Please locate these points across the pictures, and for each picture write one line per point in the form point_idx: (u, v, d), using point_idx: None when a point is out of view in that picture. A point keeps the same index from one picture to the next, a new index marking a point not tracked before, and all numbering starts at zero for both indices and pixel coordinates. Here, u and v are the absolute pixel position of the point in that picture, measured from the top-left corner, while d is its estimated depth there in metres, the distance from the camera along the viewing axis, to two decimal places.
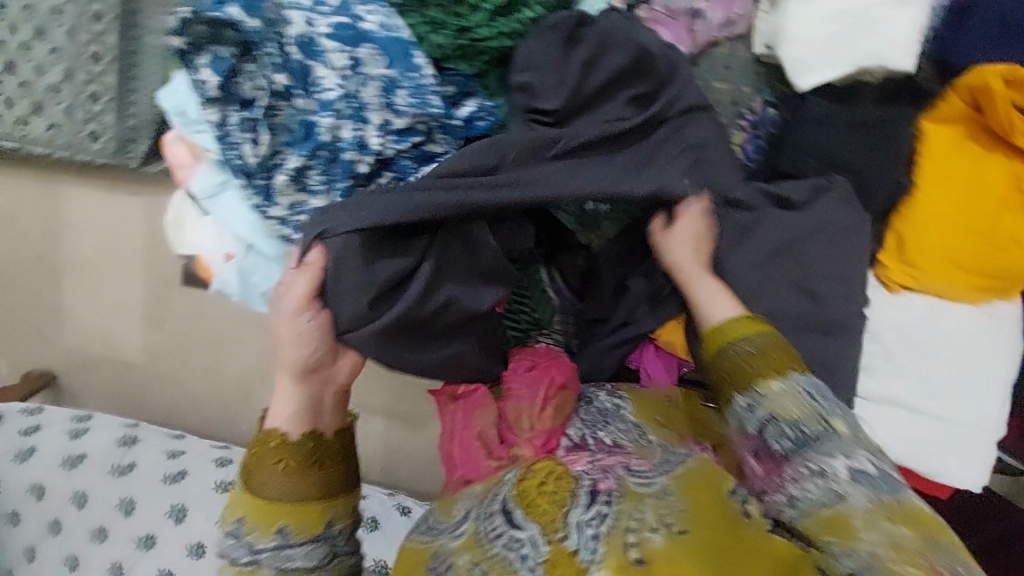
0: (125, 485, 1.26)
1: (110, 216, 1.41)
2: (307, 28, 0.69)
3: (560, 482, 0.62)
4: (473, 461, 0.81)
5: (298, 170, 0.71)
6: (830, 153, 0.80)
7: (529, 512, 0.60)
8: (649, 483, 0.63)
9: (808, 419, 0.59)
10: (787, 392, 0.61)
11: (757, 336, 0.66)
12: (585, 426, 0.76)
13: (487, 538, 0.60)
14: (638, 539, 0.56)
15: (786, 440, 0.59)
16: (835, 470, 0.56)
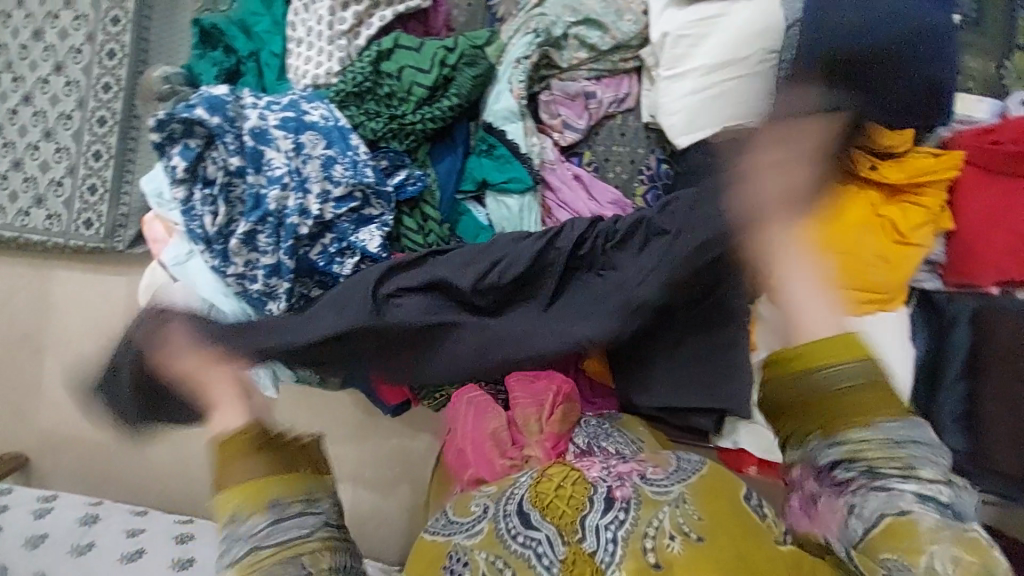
0: (83, 566, 1.34)
1: (95, 293, 1.63)
2: (260, 121, 0.84)
3: (577, 487, 0.71)
4: (486, 461, 0.88)
5: (248, 234, 0.84)
6: (710, 197, 0.97)
7: (545, 513, 0.69)
8: (666, 491, 0.70)
9: (886, 463, 0.51)
10: (875, 441, 0.51)
11: (851, 363, 0.52)
12: (589, 436, 0.89)
13: (506, 535, 0.69)
14: (656, 544, 0.64)
15: (855, 469, 0.52)
16: (909, 497, 0.50)
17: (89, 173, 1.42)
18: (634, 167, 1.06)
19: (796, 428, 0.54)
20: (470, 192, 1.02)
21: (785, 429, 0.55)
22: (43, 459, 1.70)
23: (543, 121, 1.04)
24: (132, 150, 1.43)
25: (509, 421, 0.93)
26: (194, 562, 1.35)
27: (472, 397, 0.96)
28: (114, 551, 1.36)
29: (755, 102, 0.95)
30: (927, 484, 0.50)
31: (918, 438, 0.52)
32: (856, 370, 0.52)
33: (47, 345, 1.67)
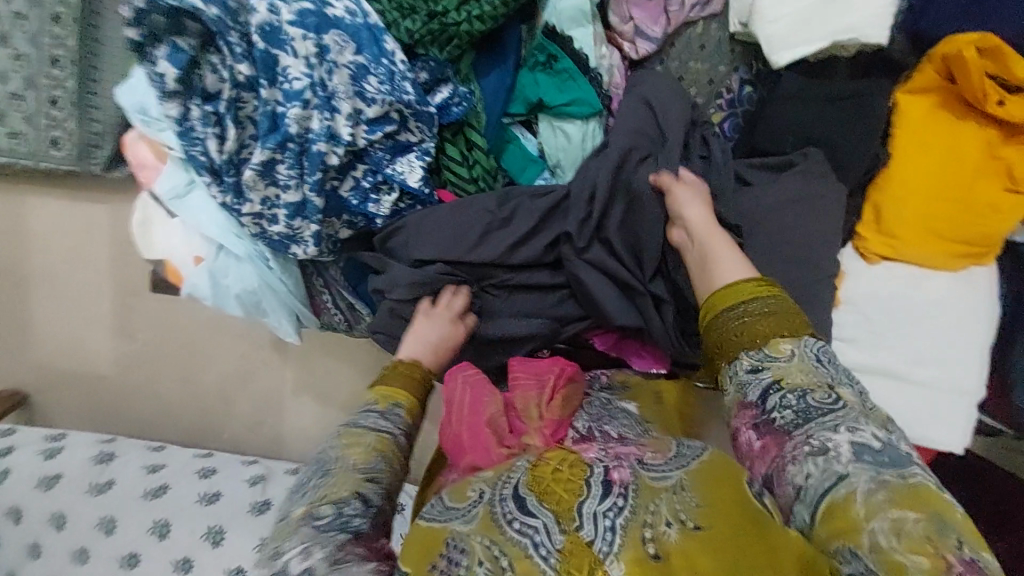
0: (105, 504, 1.32)
1: (77, 225, 1.47)
2: (270, 14, 0.66)
3: (574, 470, 0.61)
4: (483, 449, 0.71)
5: (266, 163, 0.69)
6: (805, 128, 0.83)
7: (542, 497, 0.60)
8: (664, 477, 0.60)
9: (813, 388, 0.60)
10: (795, 358, 0.63)
11: (763, 299, 0.67)
12: (591, 420, 0.78)
13: (504, 520, 0.60)
14: (655, 534, 0.56)
15: (790, 403, 0.60)
16: (835, 446, 0.56)
17: (48, 83, 1.18)
18: (712, 89, 0.90)
19: (738, 351, 0.65)
20: (520, 116, 0.85)
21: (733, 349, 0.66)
22: (45, 398, 1.63)
23: (611, 26, 0.86)
24: (95, 56, 1.18)
25: (506, 405, 0.77)
26: (221, 496, 1.34)
27: (465, 374, 0.79)
28: (137, 487, 1.34)
29: (877, 9, 0.78)
30: (844, 405, 0.59)
31: (822, 354, 0.63)
32: (774, 305, 0.66)
33: (32, 281, 1.54)
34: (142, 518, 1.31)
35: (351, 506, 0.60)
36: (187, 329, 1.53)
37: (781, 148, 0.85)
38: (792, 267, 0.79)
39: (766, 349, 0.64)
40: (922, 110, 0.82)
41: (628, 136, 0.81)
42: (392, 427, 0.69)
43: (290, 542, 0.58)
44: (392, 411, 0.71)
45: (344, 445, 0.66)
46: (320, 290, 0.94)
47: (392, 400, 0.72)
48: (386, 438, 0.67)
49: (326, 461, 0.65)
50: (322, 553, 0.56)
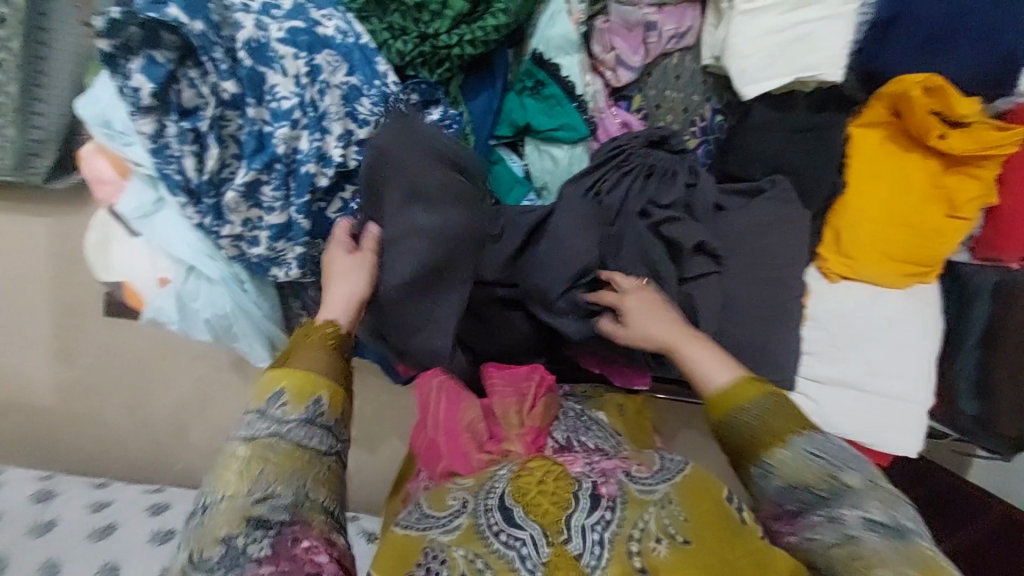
0: (42, 549, 1.19)
1: (11, 239, 1.34)
2: (257, 31, 0.63)
3: (560, 484, 0.61)
4: (461, 454, 0.72)
5: (251, 184, 0.66)
6: (773, 156, 0.89)
7: (529, 510, 0.60)
8: (651, 491, 0.63)
9: (819, 482, 0.59)
10: (798, 460, 0.60)
11: (760, 401, 0.63)
12: (569, 430, 0.77)
13: (488, 532, 0.60)
14: (642, 547, 0.59)
15: (802, 498, 0.60)
16: (842, 515, 0.58)
17: None
18: (687, 116, 0.94)
19: (748, 462, 0.62)
20: (506, 137, 0.87)
21: (740, 466, 0.64)
22: None
23: (593, 54, 0.89)
24: (37, 57, 1.08)
25: (484, 410, 0.77)
26: (176, 533, 1.24)
27: (437, 378, 0.78)
28: (81, 527, 1.23)
29: (835, 50, 0.84)
30: (853, 491, 0.58)
31: (828, 445, 0.61)
32: (773, 404, 0.62)
33: None
34: (86, 561, 1.18)
35: (243, 536, 0.54)
36: (137, 351, 1.41)
37: (751, 175, 0.91)
38: (764, 287, 0.85)
39: (770, 461, 0.61)
40: (874, 142, 0.91)
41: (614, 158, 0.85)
42: (278, 427, 0.58)
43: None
44: (279, 403, 0.58)
45: (223, 470, 0.57)
46: (298, 313, 0.91)
47: (274, 393, 0.59)
48: (262, 443, 0.57)
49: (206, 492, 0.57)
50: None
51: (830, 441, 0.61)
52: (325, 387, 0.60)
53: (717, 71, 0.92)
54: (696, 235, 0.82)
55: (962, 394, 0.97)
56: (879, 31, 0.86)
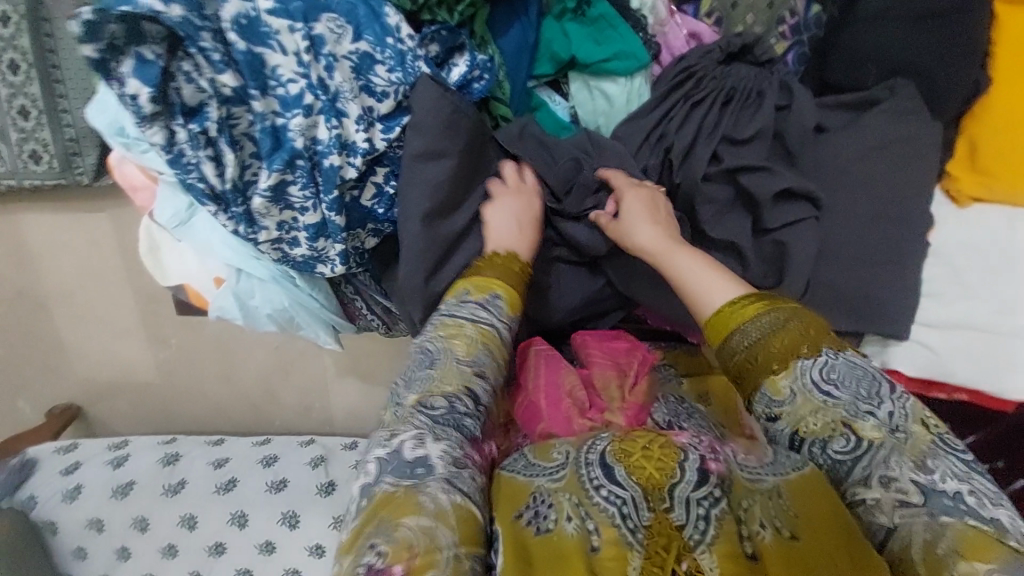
0: (181, 504, 1.41)
1: (81, 236, 1.41)
2: (244, 3, 0.54)
3: (666, 452, 0.56)
4: (563, 418, 0.68)
5: (275, 186, 0.60)
6: (894, 53, 0.69)
7: (631, 471, 0.55)
8: (757, 479, 0.54)
9: (834, 430, 0.51)
10: (801, 393, 0.53)
11: (754, 323, 0.56)
12: (671, 413, 0.71)
13: (591, 484, 0.54)
14: (750, 533, 0.51)
15: (817, 452, 0.51)
16: (876, 501, 0.48)
17: (8, 91, 1.06)
18: (772, 15, 0.74)
19: (748, 393, 0.56)
20: (547, 77, 0.72)
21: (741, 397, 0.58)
22: (97, 407, 1.68)
23: None
24: (50, 52, 1.04)
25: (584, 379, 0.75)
26: (287, 483, 1.41)
27: (537, 347, 0.75)
28: (206, 484, 1.42)
29: None
30: (873, 443, 0.49)
31: (838, 366, 0.53)
32: (776, 322, 0.55)
33: (52, 299, 1.51)
34: (218, 510, 1.40)
35: (462, 402, 0.56)
36: (217, 328, 1.51)
37: (861, 83, 0.72)
38: (878, 225, 0.70)
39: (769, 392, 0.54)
40: None
41: (679, 86, 0.70)
42: (494, 319, 0.61)
43: (403, 427, 0.52)
44: (491, 305, 0.62)
45: (446, 337, 0.59)
46: (353, 297, 0.88)
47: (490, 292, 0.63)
48: (490, 332, 0.60)
49: (425, 352, 0.58)
50: (439, 446, 0.50)
51: (850, 364, 0.53)
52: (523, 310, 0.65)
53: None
54: (788, 172, 0.67)
55: None
56: None
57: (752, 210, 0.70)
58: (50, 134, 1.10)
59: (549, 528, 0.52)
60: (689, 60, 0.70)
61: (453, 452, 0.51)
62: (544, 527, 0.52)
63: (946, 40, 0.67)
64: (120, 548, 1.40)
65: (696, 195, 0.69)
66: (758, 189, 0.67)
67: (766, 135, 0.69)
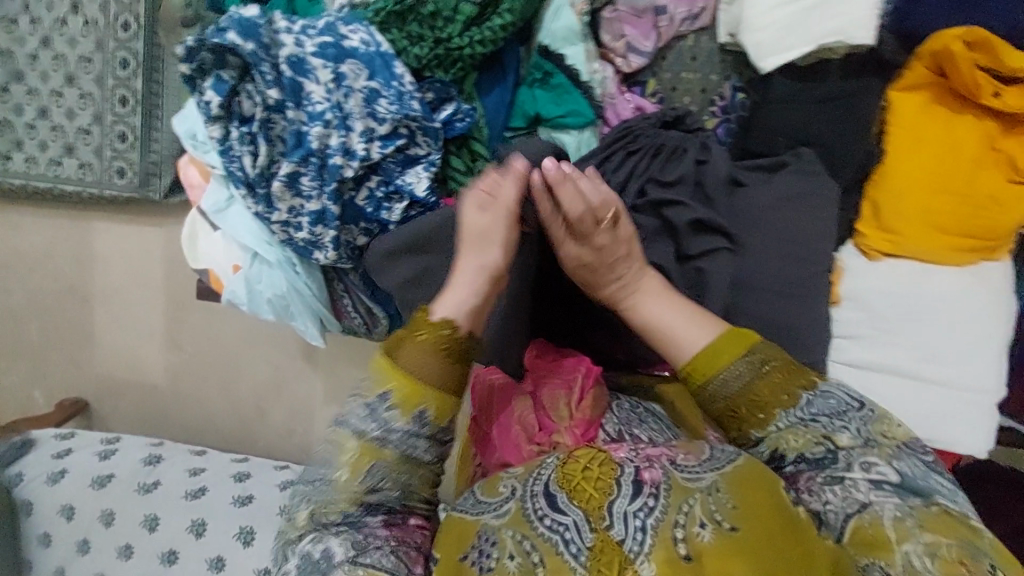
0: (149, 503, 1.44)
1: (135, 244, 1.65)
2: (296, 48, 0.77)
3: (604, 470, 0.63)
4: (513, 446, 0.90)
5: (291, 175, 0.79)
6: (799, 128, 0.85)
7: (572, 496, 0.62)
8: (698, 478, 0.62)
9: (810, 444, 0.61)
10: (785, 427, 0.63)
11: (739, 365, 0.65)
12: (621, 422, 0.91)
13: (534, 516, 0.62)
14: (687, 534, 0.59)
15: (798, 463, 0.61)
16: (854, 482, 0.58)
17: (115, 120, 1.37)
18: (705, 97, 0.94)
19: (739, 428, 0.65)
20: (521, 129, 0.92)
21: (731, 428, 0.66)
22: (102, 405, 1.79)
23: (603, 43, 0.92)
24: (156, 94, 1.35)
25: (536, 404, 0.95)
26: (253, 497, 1.43)
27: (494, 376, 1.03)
28: (177, 488, 1.45)
29: (862, 13, 0.80)
30: (844, 449, 0.60)
31: (816, 400, 0.63)
32: (755, 364, 0.65)
33: (95, 298, 1.72)
34: (180, 514, 1.42)
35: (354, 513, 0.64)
36: (228, 338, 1.65)
37: (773, 150, 0.87)
38: (788, 264, 0.81)
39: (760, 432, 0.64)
40: (917, 106, 0.83)
41: (621, 139, 0.87)
42: (388, 423, 0.63)
43: (304, 541, 0.64)
44: (389, 403, 0.63)
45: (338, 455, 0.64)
46: (341, 295, 1.03)
47: (384, 390, 0.64)
48: (375, 447, 0.63)
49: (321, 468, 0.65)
50: (335, 540, 0.62)
51: (825, 395, 0.63)
52: (431, 401, 0.63)
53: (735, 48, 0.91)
54: (704, 211, 0.81)
55: None
56: None
57: (677, 239, 0.82)
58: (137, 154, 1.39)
59: (492, 566, 0.60)
60: (630, 121, 0.89)
61: (352, 538, 0.63)
62: (488, 565, 0.60)
63: (838, 123, 0.84)
64: (81, 541, 1.42)
65: (629, 223, 0.83)
66: (679, 221, 0.81)
67: (690, 182, 0.84)
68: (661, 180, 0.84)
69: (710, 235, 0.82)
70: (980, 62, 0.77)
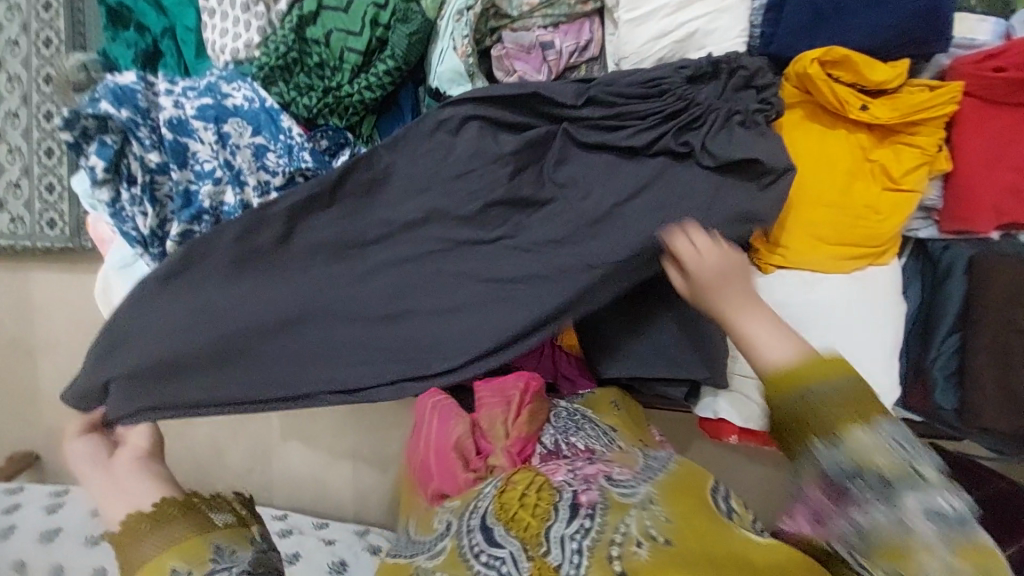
0: (53, 552, 1.27)
1: (55, 290, 1.48)
2: (176, 111, 0.83)
3: (542, 495, 0.71)
4: (449, 476, 0.87)
5: (183, 233, 0.85)
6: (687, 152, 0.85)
7: (510, 526, 0.69)
8: (631, 494, 0.70)
9: (898, 473, 0.52)
10: (874, 443, 0.52)
11: (836, 377, 0.55)
12: (558, 432, 0.90)
13: (469, 554, 0.70)
14: (622, 552, 0.65)
15: (869, 491, 0.52)
16: (906, 508, 0.51)
17: (42, 171, 1.21)
18: None
19: (801, 442, 0.56)
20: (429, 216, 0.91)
21: (794, 439, 0.56)
22: (49, 460, 1.63)
23: (498, 80, 0.93)
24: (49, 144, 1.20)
25: (473, 423, 0.92)
26: None
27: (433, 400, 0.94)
28: (82, 530, 1.29)
29: (725, 26, 0.85)
30: (931, 483, 0.52)
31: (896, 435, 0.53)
32: (845, 384, 0.55)
33: (37, 349, 1.54)
34: (85, 563, 1.25)
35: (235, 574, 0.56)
36: None
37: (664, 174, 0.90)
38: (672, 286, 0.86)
39: (842, 438, 0.53)
40: (791, 124, 0.87)
41: (517, 158, 0.88)
42: None
43: None
44: None
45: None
46: None
47: None
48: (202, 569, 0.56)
49: None
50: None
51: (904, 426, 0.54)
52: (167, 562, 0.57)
53: (607, 101, 0.86)
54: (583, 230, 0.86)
55: (939, 384, 0.88)
56: (772, 14, 0.84)
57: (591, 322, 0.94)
58: (25, 209, 1.23)
59: None
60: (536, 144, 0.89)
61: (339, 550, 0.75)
62: None
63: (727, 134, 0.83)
64: None
65: (517, 245, 0.88)
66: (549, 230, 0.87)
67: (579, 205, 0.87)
68: (548, 198, 0.88)
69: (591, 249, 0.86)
70: (842, 79, 0.81)
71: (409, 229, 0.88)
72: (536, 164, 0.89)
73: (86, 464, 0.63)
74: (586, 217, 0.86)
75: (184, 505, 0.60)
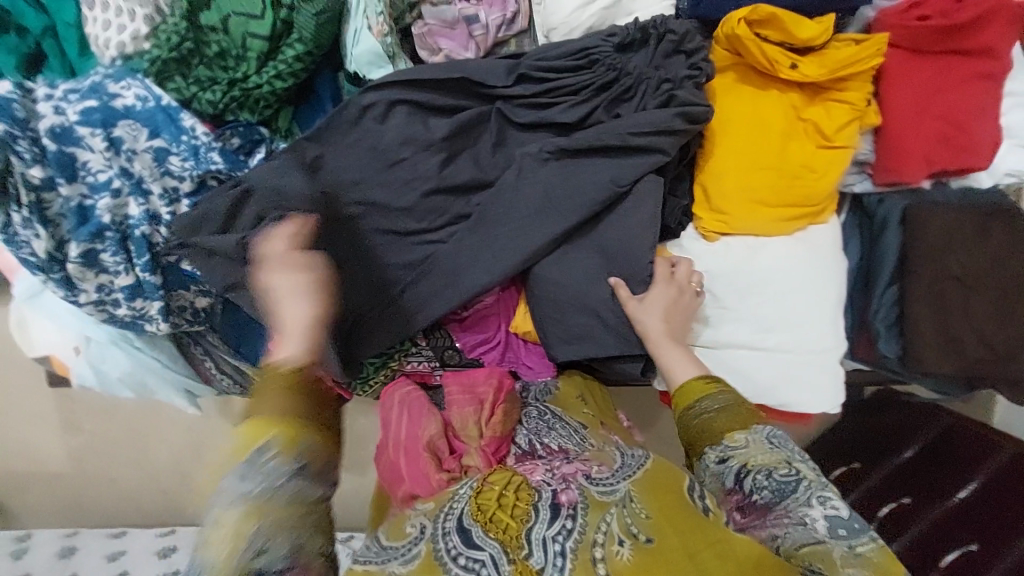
0: None
1: None
2: (57, 118, 0.75)
3: (520, 496, 0.67)
4: (422, 477, 0.80)
5: (85, 254, 0.76)
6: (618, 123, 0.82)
7: (488, 528, 0.64)
8: (611, 491, 0.67)
9: (779, 465, 0.67)
10: (753, 442, 0.69)
11: (716, 393, 0.73)
12: (531, 433, 0.87)
13: (447, 557, 0.64)
14: (605, 552, 0.62)
15: (763, 487, 0.66)
16: (813, 519, 0.63)
17: None
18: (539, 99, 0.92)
19: (702, 448, 0.71)
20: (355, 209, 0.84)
21: (695, 449, 0.73)
22: None
23: (423, 60, 0.87)
24: None
25: (445, 424, 0.88)
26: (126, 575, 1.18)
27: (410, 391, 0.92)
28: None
29: None
30: (808, 477, 0.66)
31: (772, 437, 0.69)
32: (725, 397, 0.73)
33: None
34: None
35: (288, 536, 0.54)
36: None
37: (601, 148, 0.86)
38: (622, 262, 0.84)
39: (727, 444, 0.69)
40: (726, 87, 0.85)
41: (452, 142, 0.84)
42: (260, 490, 0.52)
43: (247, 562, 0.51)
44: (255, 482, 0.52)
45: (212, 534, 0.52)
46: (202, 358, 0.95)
47: (261, 447, 0.53)
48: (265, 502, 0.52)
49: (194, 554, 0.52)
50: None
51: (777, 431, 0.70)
52: (283, 433, 0.54)
53: (536, 74, 0.83)
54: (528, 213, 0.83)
55: (882, 334, 0.91)
56: None
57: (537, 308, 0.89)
58: None
59: None
60: (471, 128, 0.85)
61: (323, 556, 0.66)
62: None
63: (664, 102, 0.82)
64: None
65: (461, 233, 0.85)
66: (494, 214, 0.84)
67: (522, 186, 0.84)
68: (489, 183, 0.86)
69: (535, 229, 0.83)
70: (771, 38, 0.80)
71: (345, 226, 0.83)
72: (473, 147, 0.86)
73: (288, 286, 0.60)
74: (529, 200, 0.83)
75: (304, 378, 0.56)
